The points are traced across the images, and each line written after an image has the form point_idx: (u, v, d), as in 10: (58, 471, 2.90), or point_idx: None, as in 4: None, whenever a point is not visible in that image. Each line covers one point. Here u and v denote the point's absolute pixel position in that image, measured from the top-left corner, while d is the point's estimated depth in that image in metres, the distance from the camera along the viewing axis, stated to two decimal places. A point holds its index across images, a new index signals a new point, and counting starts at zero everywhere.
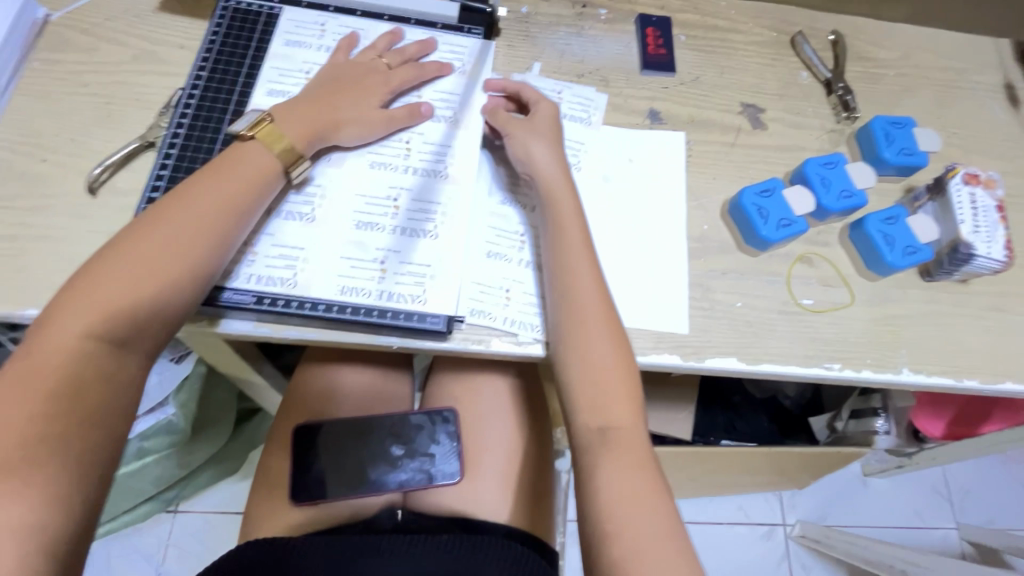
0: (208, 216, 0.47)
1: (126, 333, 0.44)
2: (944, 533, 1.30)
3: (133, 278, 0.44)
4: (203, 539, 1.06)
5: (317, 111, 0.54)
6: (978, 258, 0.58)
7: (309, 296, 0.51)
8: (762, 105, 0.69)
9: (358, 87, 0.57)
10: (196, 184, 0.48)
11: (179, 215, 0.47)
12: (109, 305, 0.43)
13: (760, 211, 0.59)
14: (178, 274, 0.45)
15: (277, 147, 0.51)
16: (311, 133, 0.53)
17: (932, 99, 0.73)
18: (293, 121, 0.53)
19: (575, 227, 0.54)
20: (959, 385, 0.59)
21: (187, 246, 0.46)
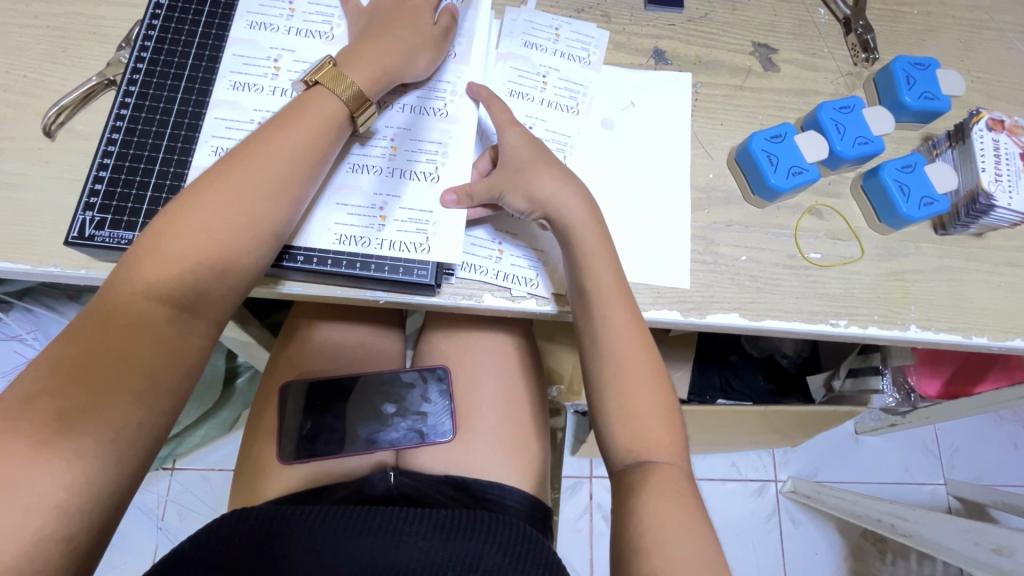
0: (283, 171, 0.43)
1: (195, 299, 0.41)
2: (932, 489, 1.32)
3: (210, 239, 0.41)
4: (201, 496, 1.07)
5: (391, 49, 0.48)
6: (997, 210, 0.55)
7: (294, 248, 0.48)
8: (775, 45, 0.64)
9: (406, 14, 0.50)
10: (266, 135, 0.44)
11: (252, 169, 0.42)
12: (182, 267, 0.40)
13: (769, 157, 0.55)
14: (249, 235, 0.42)
15: (345, 91, 0.46)
16: (379, 75, 0.48)
17: (957, 40, 0.68)
18: (356, 64, 0.47)
19: (604, 253, 0.48)
20: (968, 342, 0.56)
21: (261, 206, 0.42)
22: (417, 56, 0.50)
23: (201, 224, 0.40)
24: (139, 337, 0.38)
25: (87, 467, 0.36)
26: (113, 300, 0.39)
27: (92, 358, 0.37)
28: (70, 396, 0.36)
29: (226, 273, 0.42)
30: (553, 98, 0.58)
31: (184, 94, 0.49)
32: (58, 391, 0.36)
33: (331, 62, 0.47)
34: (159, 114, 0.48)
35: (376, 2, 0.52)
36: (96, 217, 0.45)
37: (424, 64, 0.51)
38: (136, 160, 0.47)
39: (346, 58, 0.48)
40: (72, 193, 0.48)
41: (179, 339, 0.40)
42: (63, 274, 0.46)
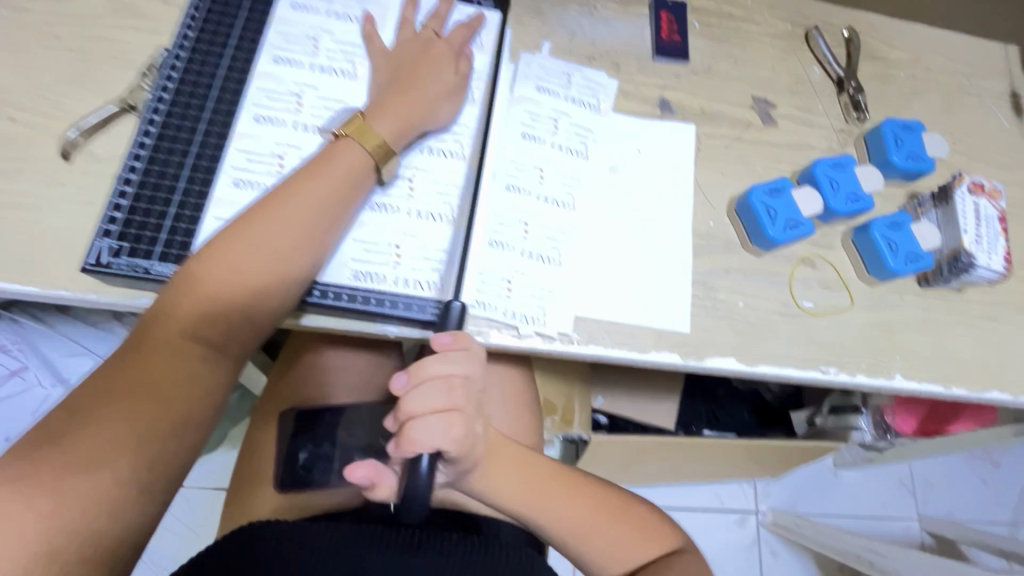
0: (313, 218, 0.46)
1: (225, 339, 0.44)
2: (906, 524, 1.36)
3: (241, 282, 0.43)
4: (176, 515, 1.04)
5: (416, 102, 0.52)
6: (978, 268, 0.59)
7: (318, 283, 0.49)
8: (773, 100, 0.67)
9: (429, 66, 0.54)
10: (296, 182, 0.47)
11: (284, 216, 0.45)
12: (215, 308, 0.43)
13: (768, 209, 0.58)
14: (278, 278, 0.44)
15: (371, 142, 0.49)
16: (403, 126, 0.51)
17: (940, 103, 0.72)
18: (385, 116, 0.51)
19: None
20: (948, 392, 0.59)
21: (291, 251, 0.45)
22: (438, 108, 0.54)
23: (234, 268, 0.43)
24: (171, 371, 0.41)
25: (101, 502, 0.36)
26: (145, 337, 0.41)
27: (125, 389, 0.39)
28: (103, 424, 0.38)
29: (255, 313, 0.44)
30: (564, 142, 0.60)
31: (206, 125, 0.50)
32: (92, 421, 0.37)
33: (359, 118, 0.50)
34: (181, 144, 0.49)
35: (401, 50, 0.55)
36: (113, 244, 0.45)
37: (445, 114, 0.54)
38: (156, 189, 0.48)
39: (374, 110, 0.51)
40: (85, 217, 0.48)
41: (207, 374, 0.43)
42: (70, 297, 0.46)
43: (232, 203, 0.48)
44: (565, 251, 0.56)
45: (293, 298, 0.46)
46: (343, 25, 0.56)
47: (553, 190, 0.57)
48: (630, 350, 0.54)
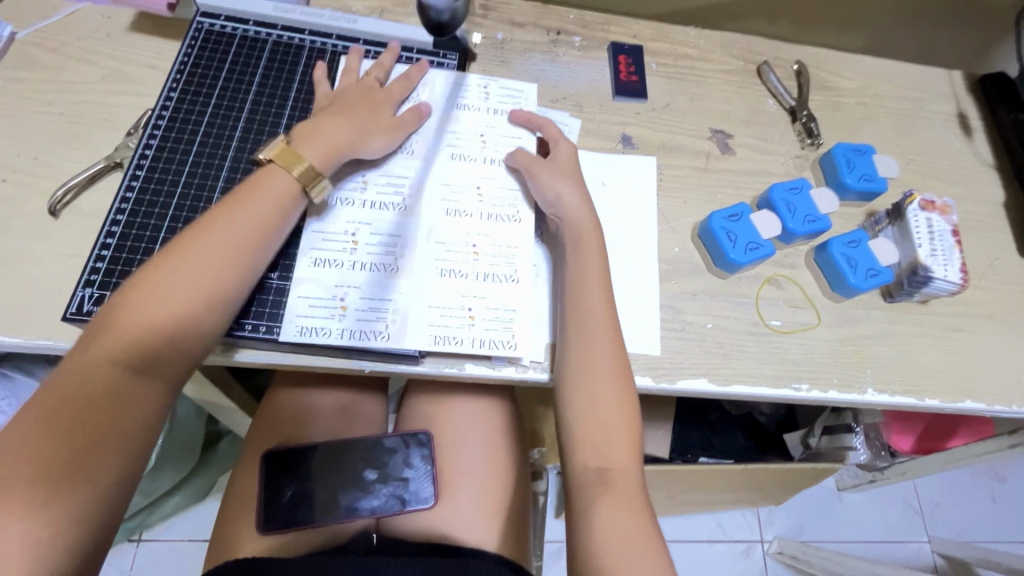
0: (225, 249, 0.47)
1: (177, 341, 0.45)
2: (917, 546, 1.33)
3: (148, 310, 0.44)
4: (168, 569, 1.02)
5: (342, 129, 0.54)
6: (935, 281, 0.61)
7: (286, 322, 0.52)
8: (730, 131, 0.71)
9: (369, 108, 0.57)
10: (222, 210, 0.49)
11: (191, 249, 0.46)
12: (128, 342, 0.43)
13: (728, 234, 0.60)
14: (195, 299, 0.45)
15: (297, 168, 0.52)
16: (329, 151, 0.53)
17: (891, 127, 0.76)
18: (201, 262, 0.46)
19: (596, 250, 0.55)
20: (922, 404, 0.60)
21: (212, 278, 0.46)
22: (369, 139, 0.56)
23: (144, 298, 0.44)
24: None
25: None
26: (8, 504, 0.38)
27: (66, 392, 0.41)
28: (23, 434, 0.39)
29: (179, 327, 0.45)
30: (496, 155, 0.61)
31: (187, 178, 0.53)
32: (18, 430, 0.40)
33: (283, 142, 0.53)
34: (163, 197, 0.52)
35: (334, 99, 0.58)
36: (96, 294, 0.47)
37: (377, 145, 0.56)
38: (137, 238, 0.50)
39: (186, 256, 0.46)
40: (70, 269, 0.50)
41: (129, 397, 0.43)
42: (55, 347, 0.47)
43: (300, 280, 0.53)
44: (520, 265, 0.57)
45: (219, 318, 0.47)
46: (317, 82, 0.60)
47: (495, 207, 0.59)
48: None
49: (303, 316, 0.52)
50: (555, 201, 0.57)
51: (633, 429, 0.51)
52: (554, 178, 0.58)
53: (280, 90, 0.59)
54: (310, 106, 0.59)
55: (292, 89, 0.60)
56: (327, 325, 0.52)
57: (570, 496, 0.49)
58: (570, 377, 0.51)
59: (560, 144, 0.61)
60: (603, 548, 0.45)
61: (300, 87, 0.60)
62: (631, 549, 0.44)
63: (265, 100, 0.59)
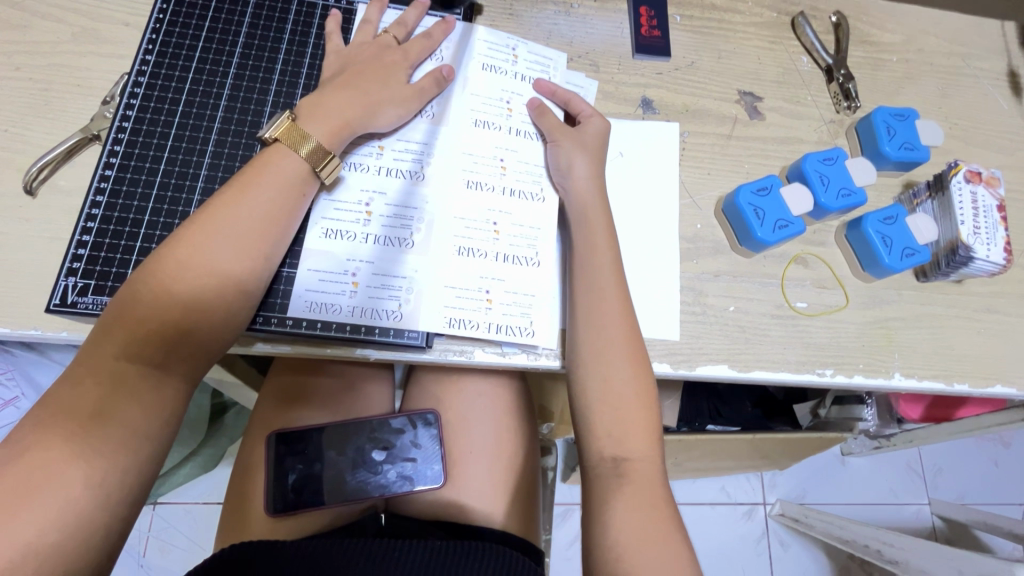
0: (237, 239, 0.44)
1: (205, 324, 0.43)
2: (917, 509, 1.35)
3: (160, 306, 0.41)
4: (184, 531, 1.05)
5: (352, 101, 0.50)
6: (977, 261, 0.57)
7: (275, 309, 0.48)
8: (760, 93, 0.65)
9: (379, 71, 0.52)
10: (237, 190, 0.45)
11: (199, 239, 0.43)
12: (157, 328, 0.41)
13: (756, 210, 0.56)
14: (211, 293, 0.43)
15: (304, 149, 0.48)
16: (340, 129, 0.49)
17: (935, 87, 0.70)
18: (220, 242, 0.43)
19: (604, 227, 0.52)
20: (950, 389, 0.58)
21: (228, 267, 0.43)
22: (381, 111, 0.51)
23: (155, 294, 0.41)
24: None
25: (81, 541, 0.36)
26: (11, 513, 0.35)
27: (85, 398, 0.39)
28: (47, 447, 0.37)
29: (192, 323, 0.42)
30: (523, 125, 0.56)
31: (170, 153, 0.49)
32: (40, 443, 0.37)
33: (288, 119, 0.48)
34: (145, 174, 0.48)
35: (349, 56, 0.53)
36: (79, 283, 0.44)
37: (388, 117, 0.52)
38: (121, 221, 0.46)
39: (206, 236, 0.43)
40: (53, 252, 0.47)
41: (154, 396, 0.41)
42: (43, 336, 0.45)
43: (309, 253, 0.49)
44: (543, 248, 0.53)
45: (237, 312, 0.44)
46: (308, 42, 0.55)
47: (518, 181, 0.55)
48: None
49: (309, 289, 0.49)
50: (566, 176, 0.53)
51: (651, 415, 0.48)
52: (571, 151, 0.54)
53: (268, 51, 0.54)
54: (301, 70, 0.54)
55: (281, 51, 0.54)
56: (332, 298, 0.49)
57: (586, 487, 0.48)
58: (583, 363, 0.48)
59: (592, 116, 0.56)
60: (617, 544, 0.43)
61: (290, 48, 0.54)
62: (650, 545, 0.42)
63: (252, 62, 0.53)
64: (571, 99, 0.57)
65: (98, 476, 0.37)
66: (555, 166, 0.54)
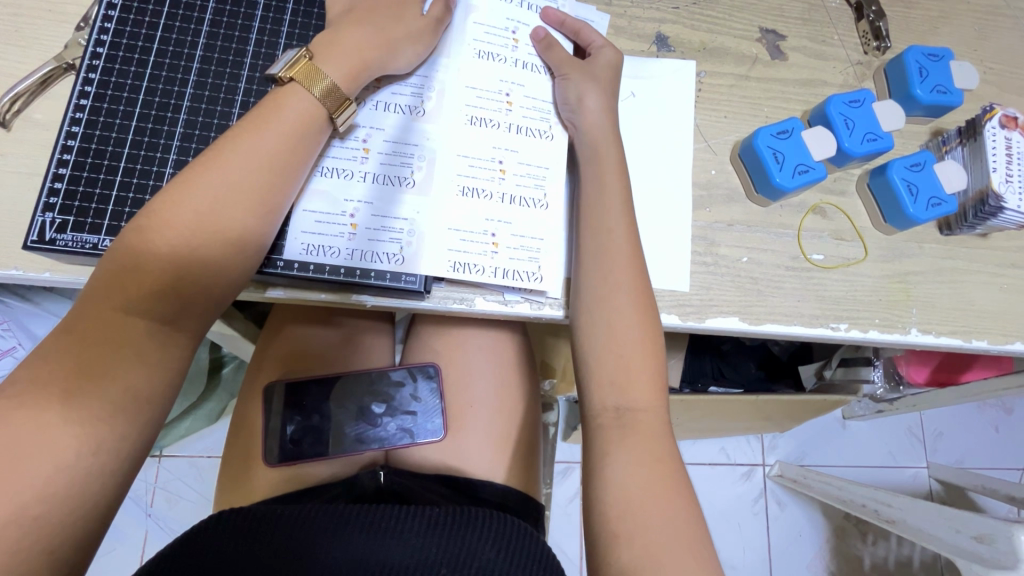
0: (245, 186, 0.41)
1: (206, 280, 0.40)
2: (914, 472, 1.35)
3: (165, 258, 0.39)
4: (189, 483, 1.06)
5: (368, 40, 0.46)
6: (1006, 212, 0.54)
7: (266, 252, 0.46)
8: (782, 31, 0.61)
9: (390, 6, 0.48)
10: (238, 135, 0.42)
11: (205, 184, 0.40)
12: (154, 283, 0.38)
13: (775, 153, 0.52)
14: (213, 247, 0.40)
15: (318, 88, 0.44)
16: (357, 71, 0.45)
17: (971, 29, 0.65)
18: (219, 190, 0.40)
19: (615, 166, 0.49)
20: (967, 345, 0.55)
21: (230, 220, 0.40)
22: (400, 49, 0.47)
23: (156, 245, 0.39)
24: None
25: (71, 481, 0.35)
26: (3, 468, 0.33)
27: (84, 352, 0.37)
28: (45, 401, 0.35)
29: (200, 275, 0.40)
30: (530, 57, 0.53)
31: (149, 83, 0.46)
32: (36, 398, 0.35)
33: (305, 57, 0.44)
34: (123, 104, 0.45)
35: None
36: (57, 219, 0.42)
37: (407, 58, 0.48)
38: (99, 155, 0.44)
39: (203, 184, 0.40)
40: (30, 188, 0.44)
41: (153, 355, 0.39)
42: (25, 277, 0.43)
43: (310, 193, 0.47)
44: (551, 190, 0.51)
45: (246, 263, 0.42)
46: None
47: (525, 118, 0.51)
48: None
49: (307, 232, 0.46)
50: (576, 111, 0.50)
51: (657, 366, 0.46)
52: (582, 85, 0.50)
53: None
54: None
55: None
56: (328, 239, 0.47)
57: (587, 439, 0.46)
58: (588, 310, 0.47)
59: (603, 48, 0.52)
60: (617, 496, 0.42)
61: None
62: (654, 497, 0.41)
63: None
64: (580, 30, 0.53)
65: (87, 417, 0.36)
66: (563, 102, 0.51)
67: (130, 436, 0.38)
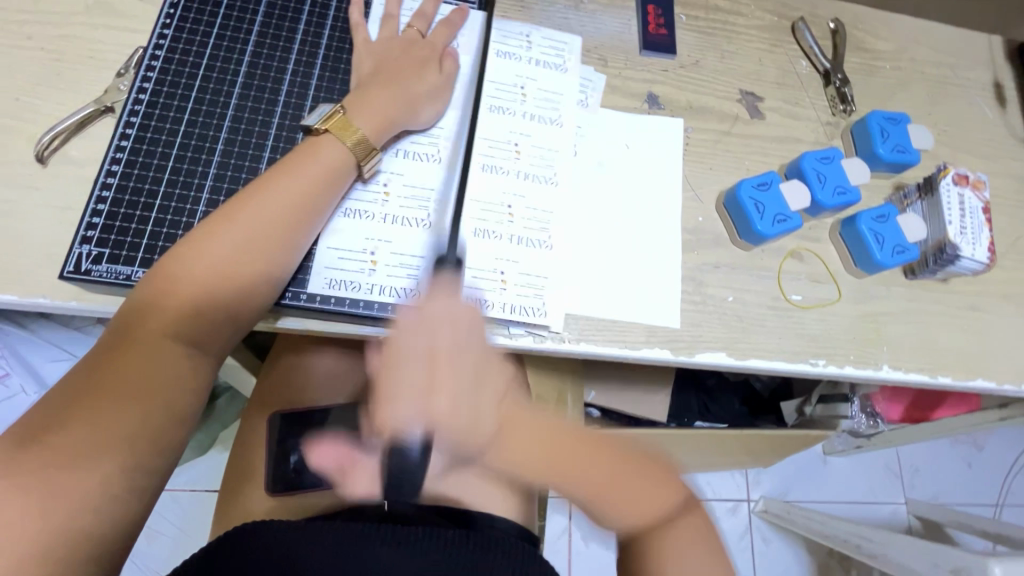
0: (279, 222, 0.45)
1: (238, 306, 0.44)
2: (893, 508, 1.39)
3: (202, 285, 0.42)
4: (171, 518, 1.04)
5: (393, 100, 0.51)
6: (963, 259, 0.60)
7: (290, 285, 0.49)
8: (760, 93, 0.67)
9: (412, 67, 0.53)
10: (274, 176, 0.46)
11: (242, 220, 0.44)
12: (194, 309, 0.42)
13: (756, 204, 0.58)
14: (247, 278, 0.44)
15: (350, 139, 0.49)
16: (383, 125, 0.50)
17: (925, 95, 0.72)
18: (257, 226, 0.44)
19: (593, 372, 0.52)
20: (933, 381, 0.60)
21: (265, 253, 0.44)
22: (422, 108, 0.53)
23: (196, 274, 0.42)
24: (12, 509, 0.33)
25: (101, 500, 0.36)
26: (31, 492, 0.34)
27: (117, 373, 0.39)
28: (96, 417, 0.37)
29: (233, 302, 0.44)
30: (536, 110, 0.59)
31: (186, 127, 0.49)
32: (85, 412, 0.37)
33: (340, 112, 0.50)
34: (160, 146, 0.48)
35: (383, 48, 0.54)
36: (94, 251, 0.45)
37: (427, 114, 0.54)
38: (136, 193, 0.47)
39: (242, 220, 0.44)
40: (63, 221, 0.47)
41: (187, 373, 0.42)
42: (52, 305, 0.45)
43: (339, 231, 0.50)
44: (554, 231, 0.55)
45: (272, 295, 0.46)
46: (325, 25, 0.55)
47: (531, 165, 0.57)
48: (620, 348, 0.54)
49: (330, 268, 0.50)
50: None
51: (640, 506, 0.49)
52: None
53: (286, 30, 0.54)
54: (318, 51, 0.54)
55: (298, 31, 0.55)
56: (349, 274, 0.50)
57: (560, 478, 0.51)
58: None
59: None
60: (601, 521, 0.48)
61: (307, 29, 0.55)
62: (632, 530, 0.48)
63: (269, 41, 0.54)
64: None
65: (120, 436, 0.38)
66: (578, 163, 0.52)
67: (152, 459, 0.39)
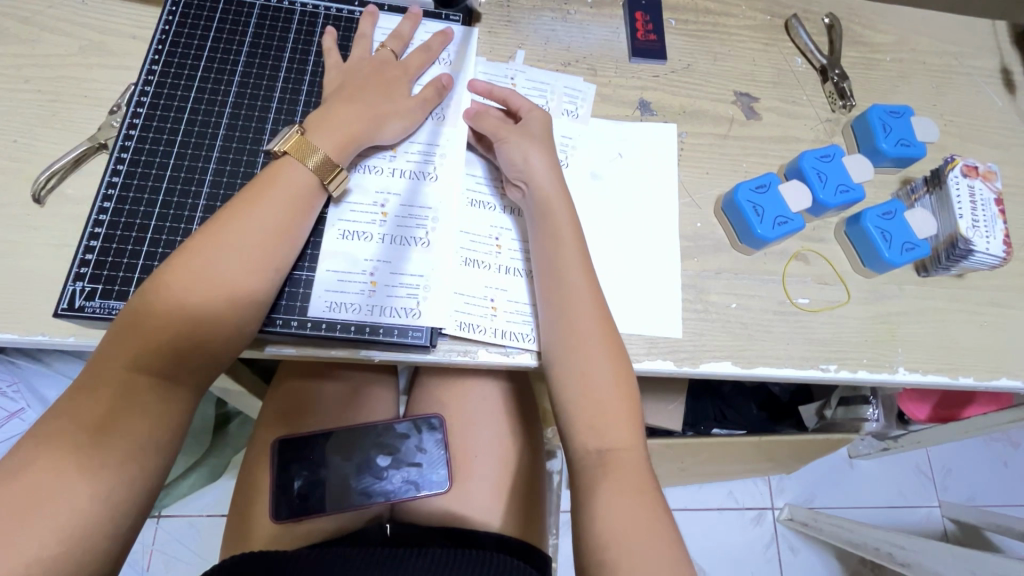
0: (247, 249, 0.44)
1: (208, 336, 0.43)
2: (927, 511, 1.33)
3: (166, 319, 0.41)
4: (188, 544, 1.04)
5: (359, 114, 0.51)
6: (976, 254, 0.57)
7: (275, 313, 0.48)
8: (756, 94, 0.66)
9: (381, 86, 0.53)
10: (239, 204, 0.46)
11: (208, 250, 0.43)
12: (162, 343, 0.41)
13: (755, 208, 0.56)
14: (216, 307, 0.43)
15: (312, 160, 0.48)
16: (345, 142, 0.50)
17: (929, 86, 0.70)
18: (223, 254, 0.43)
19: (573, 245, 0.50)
20: (954, 382, 0.57)
21: (234, 280, 0.43)
22: (387, 123, 0.52)
23: (164, 306, 0.41)
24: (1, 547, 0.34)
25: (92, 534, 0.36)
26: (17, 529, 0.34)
27: (89, 412, 0.39)
28: (61, 463, 0.37)
29: (205, 332, 0.42)
30: None
31: (176, 161, 0.50)
32: (48, 457, 0.37)
33: (298, 132, 0.49)
34: (151, 180, 0.49)
35: (355, 66, 0.54)
36: (87, 287, 0.45)
37: (394, 129, 0.53)
38: (128, 228, 0.47)
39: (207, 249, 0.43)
40: (60, 258, 0.47)
41: (159, 406, 0.41)
42: (51, 342, 0.45)
43: (340, 254, 0.50)
44: None
45: (243, 322, 0.44)
46: (311, 52, 0.56)
47: None
48: None
49: (327, 290, 0.49)
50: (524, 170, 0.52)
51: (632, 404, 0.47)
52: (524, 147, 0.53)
53: (272, 59, 0.55)
54: (304, 79, 0.55)
55: (284, 60, 0.55)
56: (345, 296, 0.50)
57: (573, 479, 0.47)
58: (560, 364, 0.48)
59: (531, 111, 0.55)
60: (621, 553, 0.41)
61: (293, 57, 0.56)
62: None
63: (256, 72, 0.54)
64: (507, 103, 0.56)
65: (111, 467, 0.38)
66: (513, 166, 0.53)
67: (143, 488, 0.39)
